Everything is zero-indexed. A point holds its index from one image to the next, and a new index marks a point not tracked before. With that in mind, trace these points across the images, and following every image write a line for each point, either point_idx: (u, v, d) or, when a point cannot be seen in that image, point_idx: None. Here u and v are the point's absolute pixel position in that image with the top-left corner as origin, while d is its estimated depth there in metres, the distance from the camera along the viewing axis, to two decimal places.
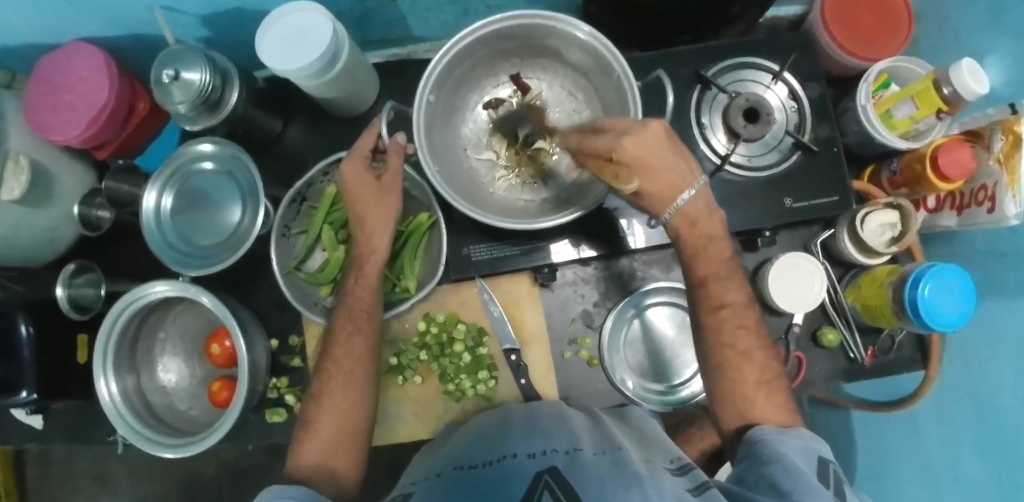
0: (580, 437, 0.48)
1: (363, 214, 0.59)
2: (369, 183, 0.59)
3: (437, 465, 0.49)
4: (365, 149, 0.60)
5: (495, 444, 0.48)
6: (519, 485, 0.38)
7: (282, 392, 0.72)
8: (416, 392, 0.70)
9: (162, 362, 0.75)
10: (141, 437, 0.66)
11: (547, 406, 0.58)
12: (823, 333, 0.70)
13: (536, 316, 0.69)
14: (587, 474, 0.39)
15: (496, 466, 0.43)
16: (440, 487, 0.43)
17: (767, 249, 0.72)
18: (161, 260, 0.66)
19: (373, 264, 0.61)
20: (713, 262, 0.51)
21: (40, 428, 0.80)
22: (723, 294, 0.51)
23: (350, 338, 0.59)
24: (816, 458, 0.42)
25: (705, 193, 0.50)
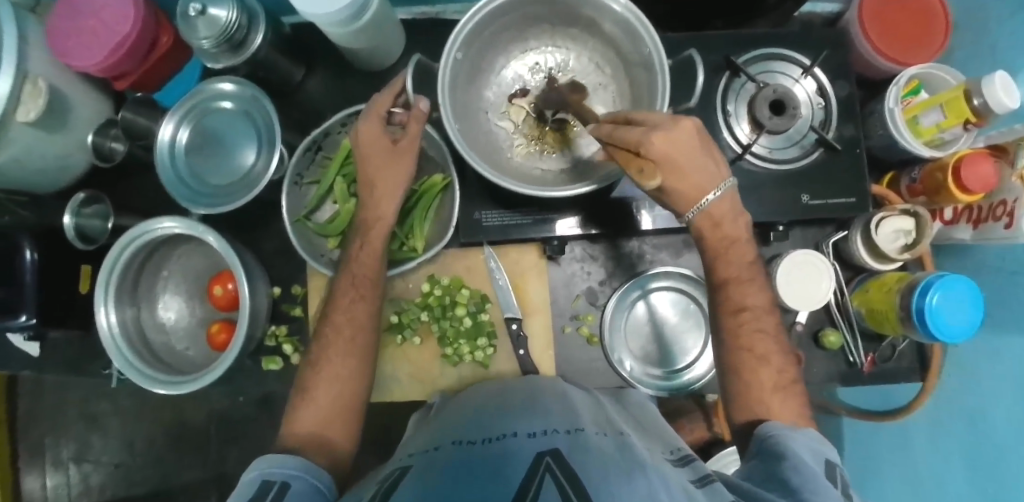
0: (580, 417, 0.49)
1: (374, 176, 0.58)
2: (384, 145, 0.56)
3: (438, 437, 0.49)
4: (383, 107, 0.56)
5: (494, 422, 0.49)
6: (520, 464, 0.39)
7: (280, 341, 0.72)
8: (414, 353, 0.70)
9: (163, 299, 0.75)
10: (136, 372, 0.66)
11: (548, 383, 0.59)
12: (825, 334, 0.69)
13: (540, 289, 0.69)
14: (589, 456, 0.40)
15: (496, 444, 0.44)
16: (439, 459, 0.43)
17: (778, 244, 0.72)
18: (171, 194, 0.66)
19: (379, 230, 0.60)
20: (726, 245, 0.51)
21: (36, 356, 0.80)
22: (731, 279, 0.51)
23: (351, 306, 0.59)
24: (824, 459, 0.42)
25: (731, 196, 0.48)
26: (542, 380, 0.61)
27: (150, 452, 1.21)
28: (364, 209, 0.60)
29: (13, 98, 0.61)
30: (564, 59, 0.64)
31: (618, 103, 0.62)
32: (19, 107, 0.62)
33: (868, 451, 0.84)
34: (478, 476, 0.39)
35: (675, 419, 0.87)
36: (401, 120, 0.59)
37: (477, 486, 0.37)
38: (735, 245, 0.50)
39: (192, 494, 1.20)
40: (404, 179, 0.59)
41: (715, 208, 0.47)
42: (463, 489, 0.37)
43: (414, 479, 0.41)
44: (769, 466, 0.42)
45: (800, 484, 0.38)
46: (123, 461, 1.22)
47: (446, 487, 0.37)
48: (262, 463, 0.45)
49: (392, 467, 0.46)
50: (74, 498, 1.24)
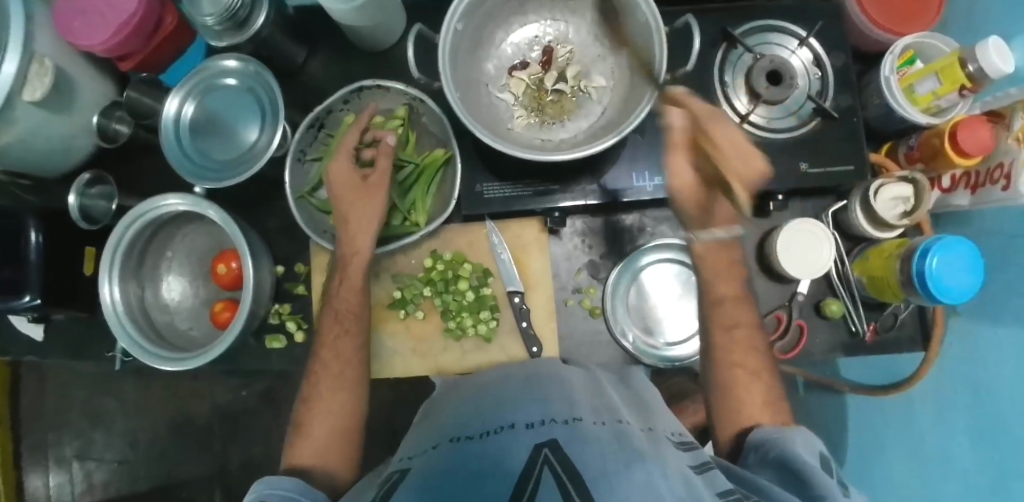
0: (579, 403, 0.50)
1: (347, 210, 0.61)
2: (355, 182, 0.62)
3: (434, 437, 0.51)
4: (351, 147, 0.63)
5: (490, 415, 0.50)
6: (520, 456, 0.40)
7: (285, 319, 0.73)
8: (417, 328, 0.70)
9: (167, 279, 0.76)
10: (139, 349, 0.66)
11: (546, 368, 0.60)
12: (827, 303, 0.69)
13: (542, 262, 0.70)
14: (586, 443, 0.41)
15: (495, 437, 0.45)
16: (437, 459, 0.45)
17: (777, 215, 0.72)
18: (175, 168, 0.67)
19: (356, 264, 0.63)
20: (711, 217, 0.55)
21: (41, 340, 0.81)
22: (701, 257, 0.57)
23: (338, 341, 0.62)
24: (818, 450, 0.46)
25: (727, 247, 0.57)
26: (537, 364, 0.62)
27: (154, 449, 1.21)
28: (342, 244, 0.63)
29: (19, 77, 0.61)
30: (563, 33, 0.65)
31: (617, 73, 0.63)
32: (25, 86, 0.62)
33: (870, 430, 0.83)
34: (476, 475, 0.40)
35: (678, 401, 0.86)
36: (369, 156, 0.67)
37: (474, 485, 0.38)
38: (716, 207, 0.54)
39: (194, 489, 1.19)
40: (376, 213, 0.62)
41: (715, 243, 0.57)
42: (461, 489, 0.39)
43: (412, 484, 0.42)
44: (779, 475, 0.45)
45: (809, 478, 0.42)
46: (127, 458, 1.21)
47: (447, 488, 0.39)
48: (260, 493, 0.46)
49: (391, 472, 0.47)
50: (78, 496, 1.23)
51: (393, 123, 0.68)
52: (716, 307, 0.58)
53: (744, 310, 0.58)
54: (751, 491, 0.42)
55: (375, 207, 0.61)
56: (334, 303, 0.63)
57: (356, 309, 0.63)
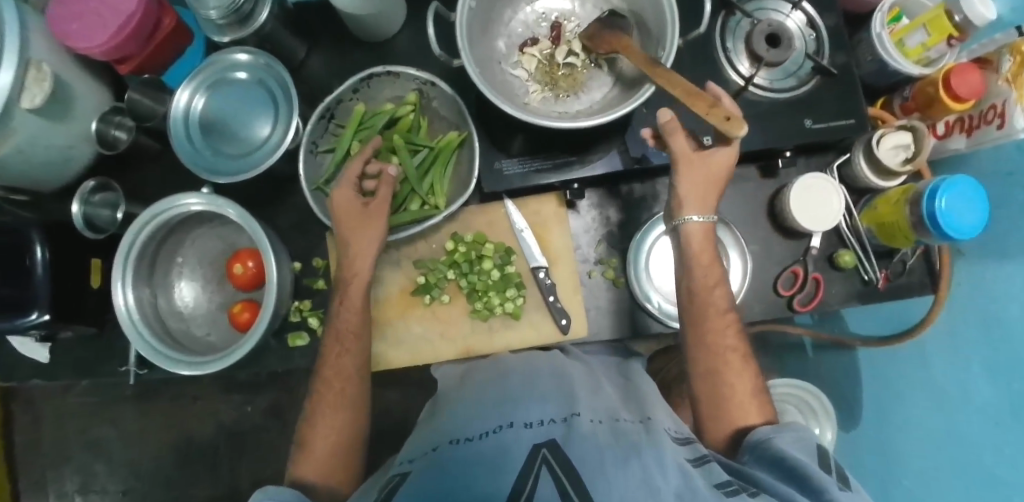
0: (577, 401, 0.52)
1: (348, 236, 0.62)
2: (356, 209, 0.62)
3: (434, 437, 0.52)
4: (353, 178, 0.63)
5: (489, 412, 0.51)
6: (518, 455, 0.43)
7: (306, 315, 0.72)
8: (443, 312, 0.70)
9: (179, 286, 0.76)
10: (159, 355, 0.66)
11: (546, 362, 0.61)
12: (840, 254, 0.71)
13: (563, 236, 0.70)
14: (582, 441, 0.44)
15: (494, 436, 0.47)
16: (438, 459, 0.46)
17: (786, 173, 0.74)
18: (184, 158, 0.69)
19: (356, 286, 0.63)
20: (704, 199, 0.58)
21: (46, 363, 0.79)
22: (696, 249, 0.59)
23: (339, 360, 0.61)
24: (814, 448, 0.48)
25: (706, 232, 0.59)
26: (540, 358, 0.64)
27: (159, 473, 1.15)
28: (341, 268, 0.63)
29: (17, 84, 0.60)
30: (569, 9, 0.67)
31: None
32: (23, 93, 0.61)
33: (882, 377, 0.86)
34: (478, 472, 0.42)
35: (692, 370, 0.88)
36: (371, 187, 0.65)
37: (475, 481, 0.41)
38: (719, 181, 0.58)
39: None
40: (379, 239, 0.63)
41: (697, 227, 0.59)
42: (465, 484, 0.41)
43: (416, 485, 0.43)
44: (778, 474, 0.46)
45: (805, 470, 0.44)
46: (131, 486, 1.15)
47: (448, 484, 0.41)
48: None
49: (392, 475, 0.48)
50: None
51: (404, 110, 0.70)
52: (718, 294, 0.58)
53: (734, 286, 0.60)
54: (748, 487, 0.44)
55: (375, 239, 0.62)
56: (351, 319, 0.63)
57: (357, 327, 0.62)
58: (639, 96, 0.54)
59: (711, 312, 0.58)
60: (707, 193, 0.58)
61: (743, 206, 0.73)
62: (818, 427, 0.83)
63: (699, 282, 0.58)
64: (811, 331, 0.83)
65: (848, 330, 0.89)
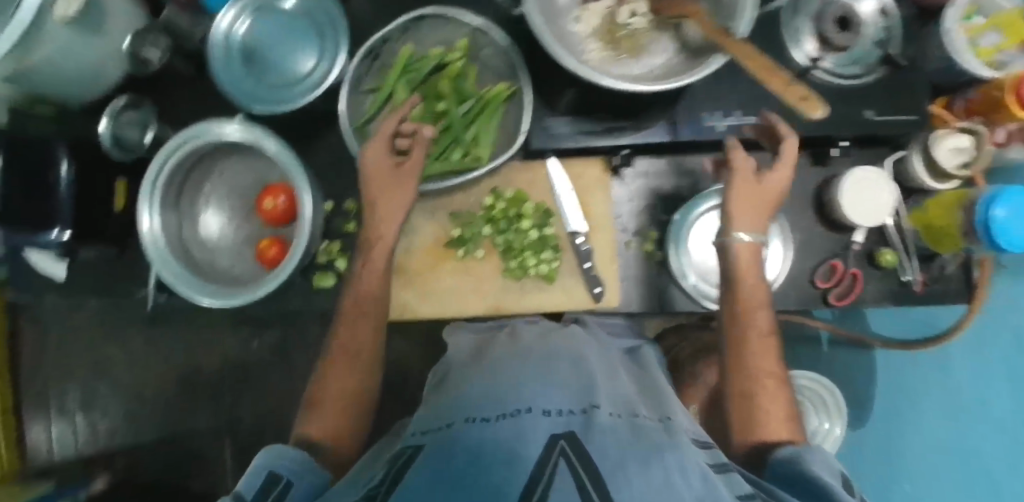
0: (597, 390, 0.51)
1: (376, 199, 0.59)
2: (387, 170, 0.59)
3: (447, 413, 0.51)
4: (387, 132, 0.59)
5: (507, 393, 0.50)
6: (535, 443, 0.42)
7: (334, 257, 0.70)
8: (475, 268, 0.68)
9: (205, 215, 0.74)
10: (182, 283, 0.65)
11: (567, 346, 0.60)
12: (881, 253, 0.71)
13: (605, 202, 0.68)
14: (602, 434, 0.43)
15: (511, 419, 0.46)
16: (451, 436, 0.46)
17: (837, 165, 0.72)
18: (219, 78, 0.67)
19: (380, 249, 0.60)
20: (753, 211, 0.57)
21: (62, 281, 0.77)
22: (741, 269, 0.57)
23: (368, 306, 0.60)
24: (838, 473, 0.47)
25: (754, 252, 0.57)
26: (561, 336, 0.63)
27: (160, 405, 1.14)
28: (365, 228, 0.61)
29: None
30: None
31: None
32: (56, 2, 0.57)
33: (896, 377, 0.87)
34: (491, 456, 0.41)
35: (707, 354, 0.87)
36: (404, 145, 0.61)
37: (491, 463, 0.40)
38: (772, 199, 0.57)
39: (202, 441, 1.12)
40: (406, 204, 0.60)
41: (744, 246, 0.56)
42: (479, 466, 0.40)
43: (430, 463, 0.42)
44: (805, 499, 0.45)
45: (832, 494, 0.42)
46: (133, 410, 1.14)
47: (462, 463, 0.40)
48: (250, 475, 0.46)
49: (405, 447, 0.48)
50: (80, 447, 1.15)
51: (453, 56, 0.66)
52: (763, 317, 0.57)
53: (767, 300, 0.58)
54: (767, 500, 0.43)
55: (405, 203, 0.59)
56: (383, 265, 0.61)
57: (376, 296, 0.61)
58: (707, 64, 0.52)
59: (751, 331, 0.56)
60: (756, 211, 0.57)
61: (789, 193, 0.72)
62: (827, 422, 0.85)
63: (745, 300, 0.56)
64: (834, 328, 0.83)
65: (869, 330, 0.88)
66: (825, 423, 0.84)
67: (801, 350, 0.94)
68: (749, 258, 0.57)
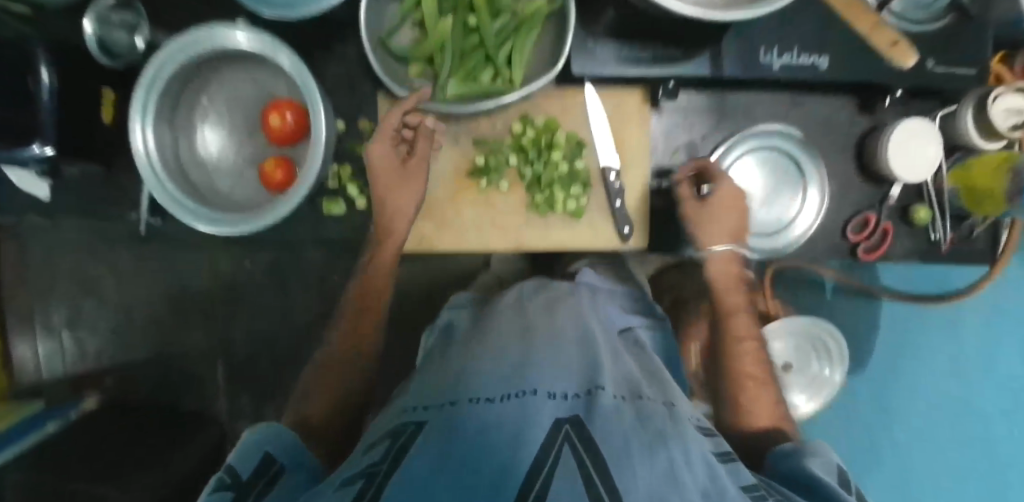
0: (602, 371, 0.49)
1: (386, 196, 0.59)
2: (396, 167, 0.60)
3: (443, 389, 0.48)
4: (390, 130, 0.58)
5: (510, 373, 0.47)
6: (539, 427, 0.39)
7: (344, 183, 0.65)
8: (498, 200, 0.64)
9: (203, 131, 0.67)
10: (179, 204, 0.59)
11: (570, 325, 0.58)
12: (916, 208, 0.68)
13: (642, 136, 0.64)
14: (609, 418, 0.40)
15: (514, 399, 0.43)
16: (449, 414, 0.42)
17: (882, 114, 0.69)
18: None
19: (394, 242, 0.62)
20: (718, 223, 0.61)
21: (47, 202, 0.71)
22: (719, 277, 0.62)
23: None
24: (835, 468, 0.47)
25: (728, 259, 0.62)
26: (565, 315, 0.61)
27: None
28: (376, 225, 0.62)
29: None
30: None
31: None
32: None
33: (904, 337, 0.91)
34: (494, 440, 0.38)
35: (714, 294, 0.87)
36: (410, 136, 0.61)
37: (496, 446, 0.37)
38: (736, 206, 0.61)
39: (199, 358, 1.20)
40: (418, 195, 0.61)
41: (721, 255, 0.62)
42: (484, 449, 0.37)
43: (429, 440, 0.39)
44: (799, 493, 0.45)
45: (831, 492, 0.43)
46: None
47: (465, 445, 0.37)
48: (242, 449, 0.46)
49: (403, 425, 0.44)
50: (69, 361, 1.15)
51: None
52: (739, 322, 0.61)
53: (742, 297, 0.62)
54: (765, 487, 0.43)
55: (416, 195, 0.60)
56: None
57: (380, 292, 0.64)
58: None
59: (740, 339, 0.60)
60: (725, 225, 0.61)
61: (829, 140, 0.69)
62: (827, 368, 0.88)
63: (719, 289, 0.62)
64: (842, 274, 0.85)
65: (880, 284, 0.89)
66: (824, 369, 0.88)
67: (804, 296, 0.94)
68: (721, 268, 0.62)
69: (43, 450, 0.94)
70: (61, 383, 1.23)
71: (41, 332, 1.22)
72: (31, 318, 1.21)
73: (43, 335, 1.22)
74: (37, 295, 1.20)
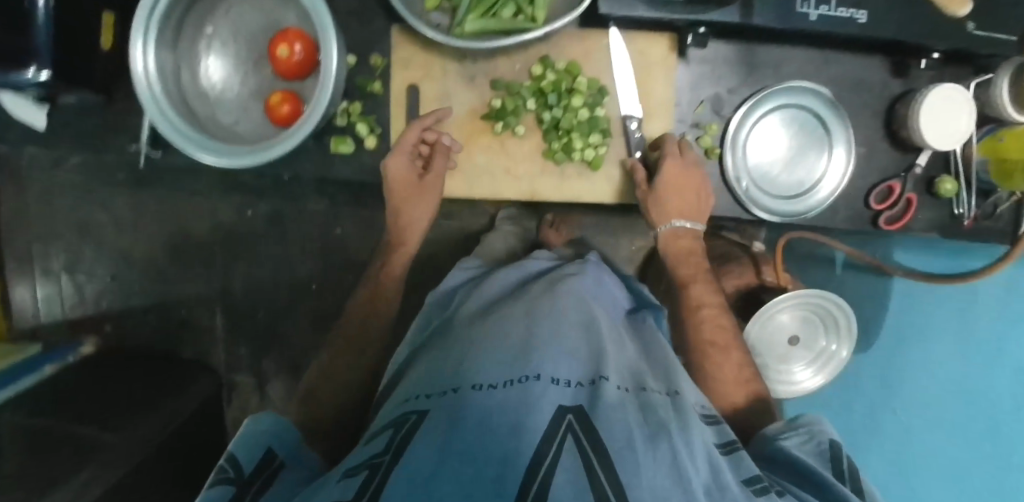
0: (606, 361, 0.48)
1: (401, 206, 0.62)
2: (411, 180, 0.60)
3: (450, 375, 0.47)
4: (409, 144, 0.58)
5: (516, 355, 0.46)
6: (542, 413, 0.39)
7: (354, 120, 0.61)
8: (513, 146, 0.62)
9: (206, 62, 0.64)
10: (177, 134, 0.55)
11: (573, 302, 0.57)
12: (942, 181, 0.65)
13: (666, 85, 0.62)
14: (613, 410, 0.40)
15: (518, 385, 0.42)
16: (454, 401, 0.42)
17: (916, 79, 0.66)
18: None
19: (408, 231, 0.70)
20: (677, 206, 0.61)
21: (43, 130, 0.67)
22: (673, 250, 0.66)
23: None
24: (823, 447, 0.50)
25: (677, 235, 0.65)
26: (569, 292, 0.59)
27: None
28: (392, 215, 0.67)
29: None
30: None
31: None
32: None
33: (908, 317, 0.91)
34: (497, 428, 0.37)
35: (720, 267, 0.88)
36: (424, 150, 0.61)
37: (498, 433, 0.36)
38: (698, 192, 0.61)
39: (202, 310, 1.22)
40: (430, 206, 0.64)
41: (680, 231, 0.64)
42: (486, 437, 0.36)
43: (431, 428, 0.39)
44: (784, 472, 0.48)
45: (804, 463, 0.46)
46: None
47: (467, 432, 0.36)
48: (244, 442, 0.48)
49: (408, 412, 0.43)
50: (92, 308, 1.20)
51: None
52: (694, 293, 0.65)
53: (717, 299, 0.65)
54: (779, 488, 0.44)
55: (430, 205, 0.63)
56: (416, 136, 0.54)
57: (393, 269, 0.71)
58: None
59: (704, 309, 0.64)
60: (679, 208, 0.61)
61: (860, 103, 0.66)
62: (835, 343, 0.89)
63: (690, 281, 0.65)
64: (857, 251, 0.85)
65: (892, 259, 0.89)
66: (832, 344, 0.89)
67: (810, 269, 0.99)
68: (668, 243, 0.65)
69: (44, 389, 0.93)
70: (59, 328, 1.21)
71: (40, 274, 1.20)
72: (30, 259, 1.19)
73: (42, 278, 1.20)
74: (35, 237, 1.18)
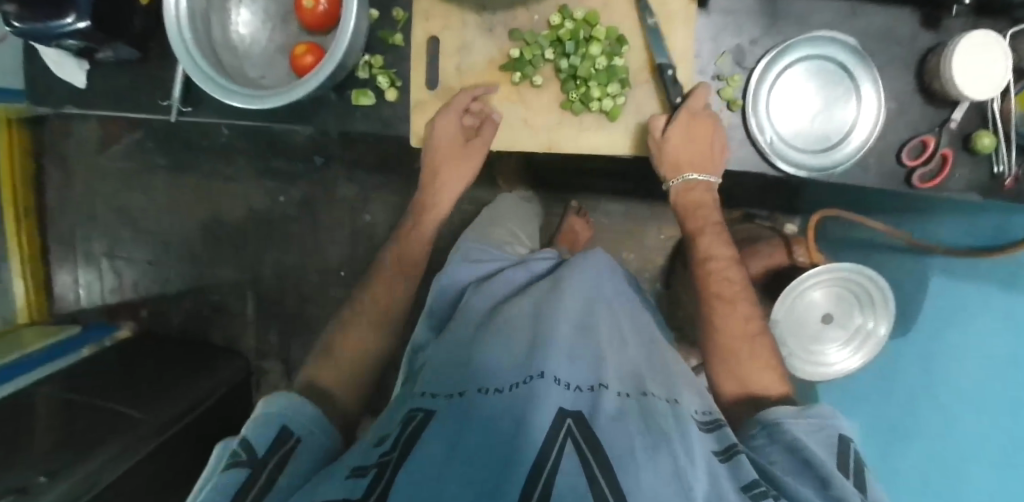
0: (607, 366, 0.47)
1: (440, 174, 0.70)
2: (457, 144, 0.66)
3: (459, 377, 0.48)
4: (460, 106, 0.62)
5: (523, 358, 0.46)
6: (542, 415, 0.39)
7: (375, 73, 0.63)
8: (531, 97, 0.63)
9: (236, 13, 0.66)
10: (205, 80, 0.58)
11: (580, 295, 0.56)
12: (980, 136, 0.60)
13: (686, 33, 0.61)
14: (612, 420, 0.39)
15: (521, 389, 0.42)
16: (461, 405, 0.43)
17: (948, 33, 0.63)
18: None
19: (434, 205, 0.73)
20: (689, 155, 0.60)
21: (82, 88, 0.71)
22: (688, 203, 0.65)
23: None
24: (831, 440, 0.47)
25: (696, 188, 0.64)
26: (577, 283, 0.58)
27: None
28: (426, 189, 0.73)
29: None
30: None
31: None
32: None
33: (949, 306, 0.81)
34: (497, 437, 0.37)
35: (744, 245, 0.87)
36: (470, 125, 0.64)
37: (496, 441, 0.37)
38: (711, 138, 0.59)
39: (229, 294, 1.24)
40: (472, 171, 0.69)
41: (693, 184, 0.64)
42: (489, 444, 0.37)
43: (438, 430, 0.40)
44: (782, 456, 0.47)
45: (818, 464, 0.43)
46: None
47: (471, 438, 0.38)
48: (254, 423, 0.48)
49: (414, 410, 0.45)
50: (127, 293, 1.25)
51: None
52: (704, 245, 0.64)
53: (728, 253, 0.64)
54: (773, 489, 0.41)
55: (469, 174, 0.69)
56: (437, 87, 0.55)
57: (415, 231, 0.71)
58: None
59: (712, 261, 0.63)
60: (694, 158, 0.61)
61: (889, 57, 0.64)
62: (869, 319, 0.84)
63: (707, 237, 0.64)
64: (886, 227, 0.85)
65: (933, 237, 0.84)
66: (869, 320, 0.84)
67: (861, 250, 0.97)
68: (679, 196, 0.65)
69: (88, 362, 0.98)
70: (97, 311, 1.26)
71: (82, 259, 1.25)
72: (73, 244, 1.24)
73: (83, 264, 1.25)
74: (78, 223, 1.24)
